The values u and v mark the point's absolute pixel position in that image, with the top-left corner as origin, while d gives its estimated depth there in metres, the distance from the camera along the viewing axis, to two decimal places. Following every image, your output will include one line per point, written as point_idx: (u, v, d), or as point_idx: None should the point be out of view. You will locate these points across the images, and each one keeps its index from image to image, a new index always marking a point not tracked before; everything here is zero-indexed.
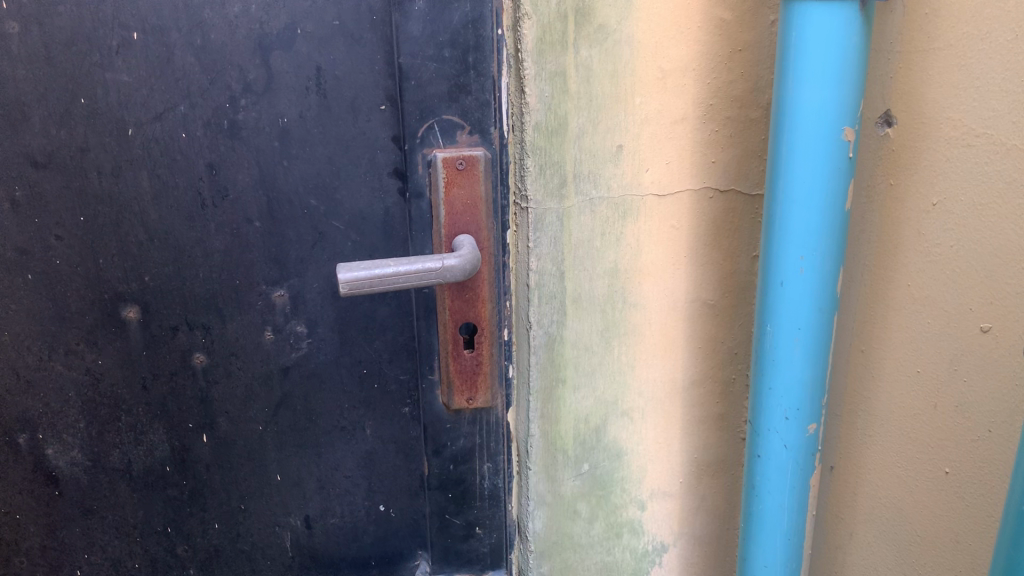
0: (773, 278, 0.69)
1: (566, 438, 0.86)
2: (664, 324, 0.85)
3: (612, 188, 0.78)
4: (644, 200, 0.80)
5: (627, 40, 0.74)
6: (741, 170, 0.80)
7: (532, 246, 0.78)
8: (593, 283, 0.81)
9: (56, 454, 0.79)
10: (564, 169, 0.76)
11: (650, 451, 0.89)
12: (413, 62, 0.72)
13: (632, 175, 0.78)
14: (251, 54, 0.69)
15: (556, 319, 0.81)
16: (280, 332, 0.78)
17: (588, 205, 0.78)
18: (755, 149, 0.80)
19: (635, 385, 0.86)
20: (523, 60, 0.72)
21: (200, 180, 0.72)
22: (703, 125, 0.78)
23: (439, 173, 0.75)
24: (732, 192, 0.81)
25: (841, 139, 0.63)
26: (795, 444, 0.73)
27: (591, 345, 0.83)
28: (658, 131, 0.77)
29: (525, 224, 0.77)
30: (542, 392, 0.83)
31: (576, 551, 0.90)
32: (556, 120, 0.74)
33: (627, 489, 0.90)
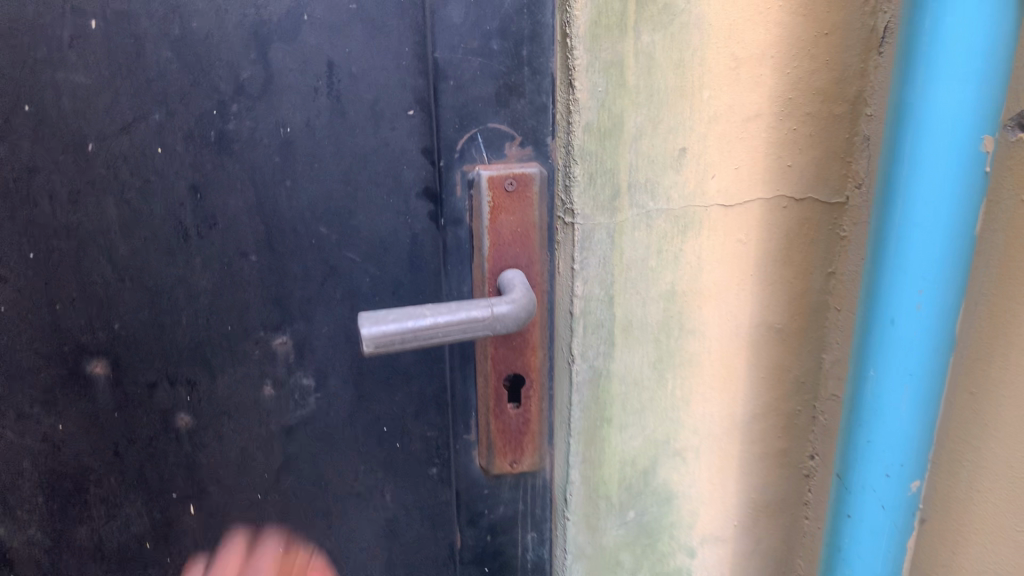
0: (885, 312, 0.63)
1: (610, 484, 0.74)
2: (723, 352, 0.74)
3: (673, 199, 0.67)
4: (708, 211, 0.68)
5: (697, 23, 0.62)
6: (820, 174, 0.69)
7: (578, 268, 0.65)
8: (647, 308, 0.69)
9: (35, 519, 0.76)
10: (618, 179, 0.64)
11: (704, 492, 0.79)
12: (450, 57, 0.59)
13: (696, 183, 0.67)
14: (245, 47, 0.58)
15: (603, 350, 0.69)
16: (282, 387, 0.68)
17: (644, 219, 0.66)
18: (837, 150, 0.68)
19: (689, 423, 0.76)
20: (573, 47, 0.59)
21: (182, 205, 0.62)
22: (780, 122, 0.67)
23: (483, 195, 0.62)
24: (808, 201, 0.70)
25: (977, 151, 0.57)
26: (894, 504, 0.67)
27: (642, 379, 0.72)
28: (728, 130, 0.66)
29: (569, 241, 0.64)
30: (585, 433, 0.71)
31: None
32: (611, 119, 0.62)
33: (675, 535, 0.79)
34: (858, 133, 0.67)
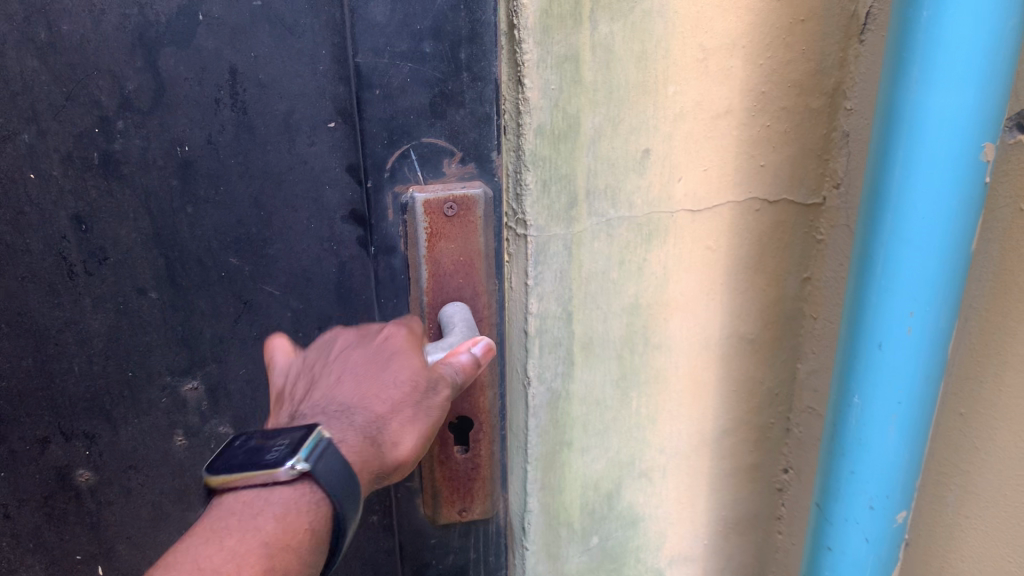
0: (871, 337, 0.59)
1: (571, 509, 0.69)
2: (693, 365, 0.71)
3: (636, 205, 0.61)
4: (674, 217, 0.64)
5: (662, 11, 0.56)
6: (796, 173, 0.66)
7: (532, 283, 0.59)
8: (609, 322, 0.64)
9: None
10: (575, 185, 0.58)
11: (672, 513, 0.76)
12: (371, 60, 0.55)
13: (661, 187, 0.62)
14: (132, 53, 0.54)
15: (562, 370, 0.63)
16: (197, 436, 0.66)
17: (604, 228, 0.61)
18: (814, 147, 0.65)
19: (656, 442, 0.72)
20: (522, 40, 0.53)
21: (66, 239, 0.58)
22: (754, 119, 0.63)
23: (419, 220, 0.59)
24: (783, 203, 0.67)
25: (978, 157, 0.53)
26: (878, 538, 0.65)
27: (605, 399, 0.67)
28: (694, 129, 0.61)
29: (522, 254, 0.59)
30: (543, 459, 0.66)
31: None
32: (565, 122, 0.56)
33: (642, 558, 0.76)
34: (836, 127, 0.64)
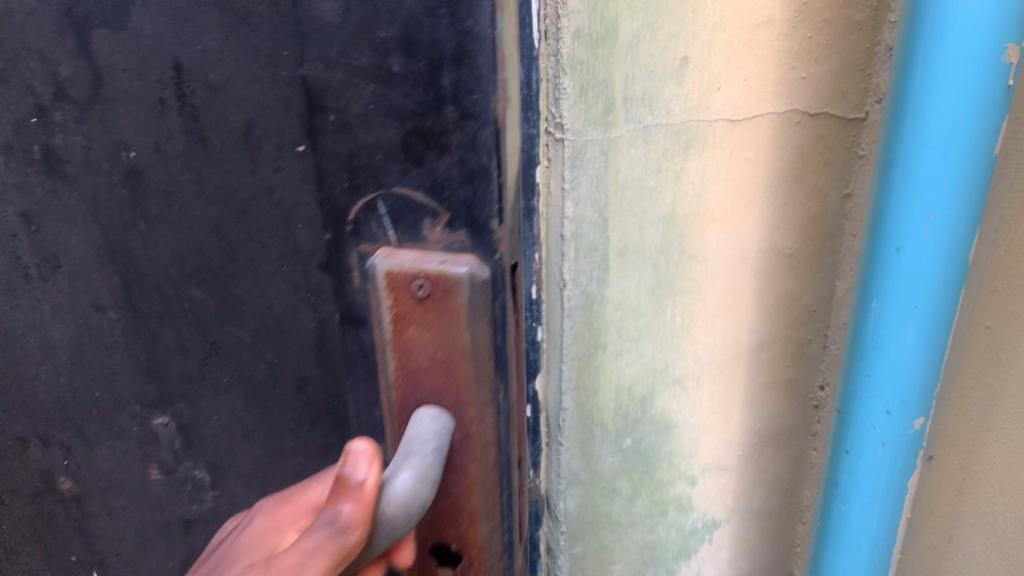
0: (889, 242, 0.62)
1: (605, 412, 0.70)
2: (726, 276, 0.69)
3: (673, 113, 0.60)
4: (713, 126, 0.62)
5: None
6: (837, 87, 0.64)
7: (568, 187, 0.58)
8: (644, 230, 0.63)
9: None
10: (612, 91, 0.57)
11: (704, 421, 0.75)
12: (322, 72, 0.39)
13: (699, 96, 0.60)
14: (64, 33, 0.47)
15: (597, 275, 0.63)
16: (172, 472, 0.60)
17: (640, 134, 0.59)
18: (857, 62, 0.63)
19: (690, 350, 0.71)
20: None
21: (19, 237, 0.57)
22: (794, 29, 0.60)
23: (383, 293, 0.43)
24: (823, 116, 0.64)
25: (1000, 59, 0.54)
26: (895, 442, 0.68)
27: (639, 305, 0.66)
28: (734, 38, 0.59)
29: (559, 159, 0.58)
30: (578, 359, 0.66)
31: (614, 530, 0.76)
32: (604, 25, 0.55)
33: (675, 462, 0.76)
34: (878, 42, 0.62)
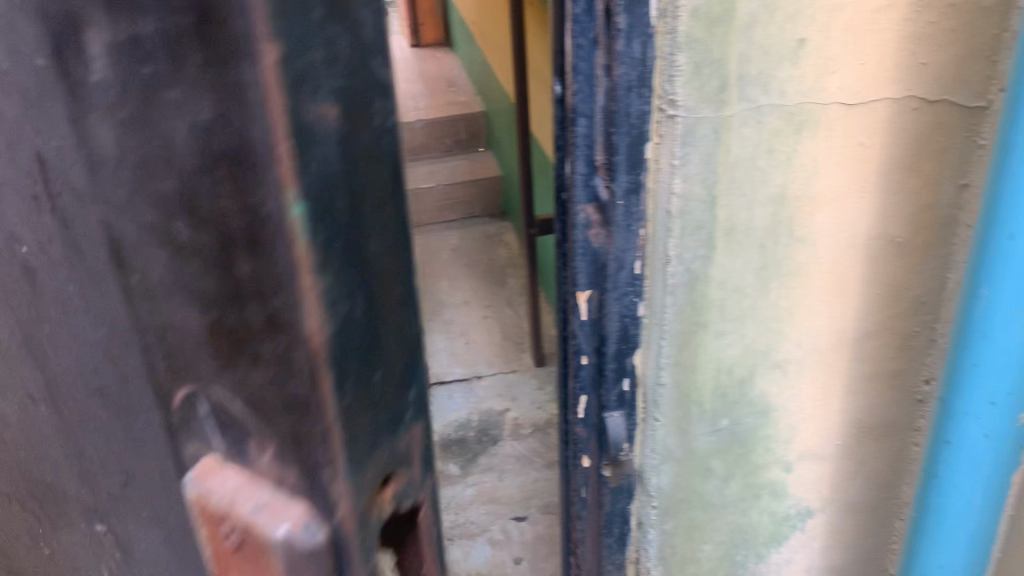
0: (1001, 220, 0.52)
1: (703, 391, 0.66)
2: (837, 261, 0.61)
3: (788, 94, 0.55)
4: (827, 109, 0.56)
5: None
6: (960, 74, 0.54)
7: (677, 163, 0.57)
8: (753, 211, 0.59)
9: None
10: (726, 70, 0.54)
11: (807, 407, 0.68)
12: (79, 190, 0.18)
13: (815, 79, 0.54)
14: None
15: (702, 254, 0.60)
16: None
17: (753, 115, 0.55)
18: (981, 48, 0.53)
19: (793, 333, 0.64)
20: None
21: None
22: (917, 14, 0.53)
23: (197, 518, 0.21)
24: (943, 104, 0.55)
25: None
26: (999, 435, 0.58)
27: (744, 287, 0.62)
28: (853, 20, 0.53)
29: (669, 137, 0.56)
30: (678, 336, 0.63)
31: (705, 510, 0.73)
32: (721, 4, 0.52)
33: (773, 448, 0.69)
34: (1009, 28, 0.52)
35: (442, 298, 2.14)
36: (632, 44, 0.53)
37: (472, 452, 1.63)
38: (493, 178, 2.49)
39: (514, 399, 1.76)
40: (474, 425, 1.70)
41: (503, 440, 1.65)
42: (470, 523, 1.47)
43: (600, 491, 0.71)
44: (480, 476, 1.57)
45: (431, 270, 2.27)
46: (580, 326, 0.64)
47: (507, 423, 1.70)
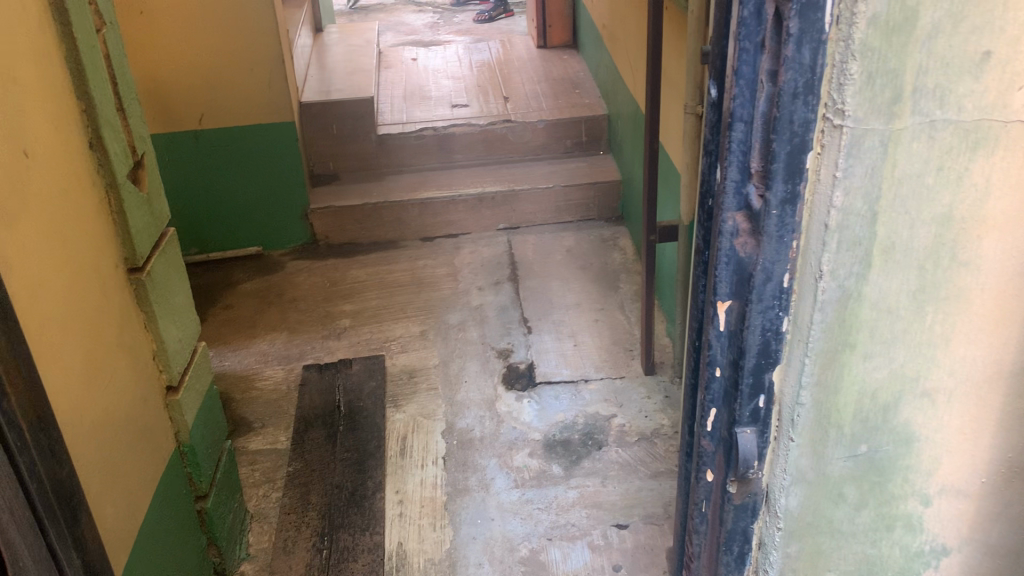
0: None
1: (844, 414, 0.64)
2: (1002, 293, 0.58)
3: (966, 110, 0.53)
4: (1008, 128, 0.53)
5: None
6: None
7: (840, 175, 0.55)
8: (915, 230, 0.57)
9: (65, 472, 0.82)
10: (902, 80, 0.52)
11: (953, 441, 0.64)
12: None
13: (998, 95, 0.53)
14: None
15: (857, 271, 0.58)
16: None
17: (927, 129, 0.54)
18: None
19: (946, 362, 0.61)
20: None
21: None
22: None
23: None
24: None
25: None
26: None
27: (898, 309, 0.59)
28: None
29: (833, 147, 0.55)
30: (823, 356, 0.61)
31: (833, 537, 0.70)
32: (903, 13, 0.51)
33: (910, 479, 0.66)
34: None
35: (554, 299, 2.14)
36: (802, 51, 0.52)
37: (576, 455, 1.62)
38: (612, 182, 2.47)
39: (621, 405, 1.74)
40: (580, 428, 1.69)
41: (608, 446, 1.63)
42: (571, 525, 1.46)
43: (722, 507, 0.69)
44: (582, 480, 1.56)
45: (544, 270, 2.27)
46: (717, 337, 0.63)
47: (613, 428, 1.68)
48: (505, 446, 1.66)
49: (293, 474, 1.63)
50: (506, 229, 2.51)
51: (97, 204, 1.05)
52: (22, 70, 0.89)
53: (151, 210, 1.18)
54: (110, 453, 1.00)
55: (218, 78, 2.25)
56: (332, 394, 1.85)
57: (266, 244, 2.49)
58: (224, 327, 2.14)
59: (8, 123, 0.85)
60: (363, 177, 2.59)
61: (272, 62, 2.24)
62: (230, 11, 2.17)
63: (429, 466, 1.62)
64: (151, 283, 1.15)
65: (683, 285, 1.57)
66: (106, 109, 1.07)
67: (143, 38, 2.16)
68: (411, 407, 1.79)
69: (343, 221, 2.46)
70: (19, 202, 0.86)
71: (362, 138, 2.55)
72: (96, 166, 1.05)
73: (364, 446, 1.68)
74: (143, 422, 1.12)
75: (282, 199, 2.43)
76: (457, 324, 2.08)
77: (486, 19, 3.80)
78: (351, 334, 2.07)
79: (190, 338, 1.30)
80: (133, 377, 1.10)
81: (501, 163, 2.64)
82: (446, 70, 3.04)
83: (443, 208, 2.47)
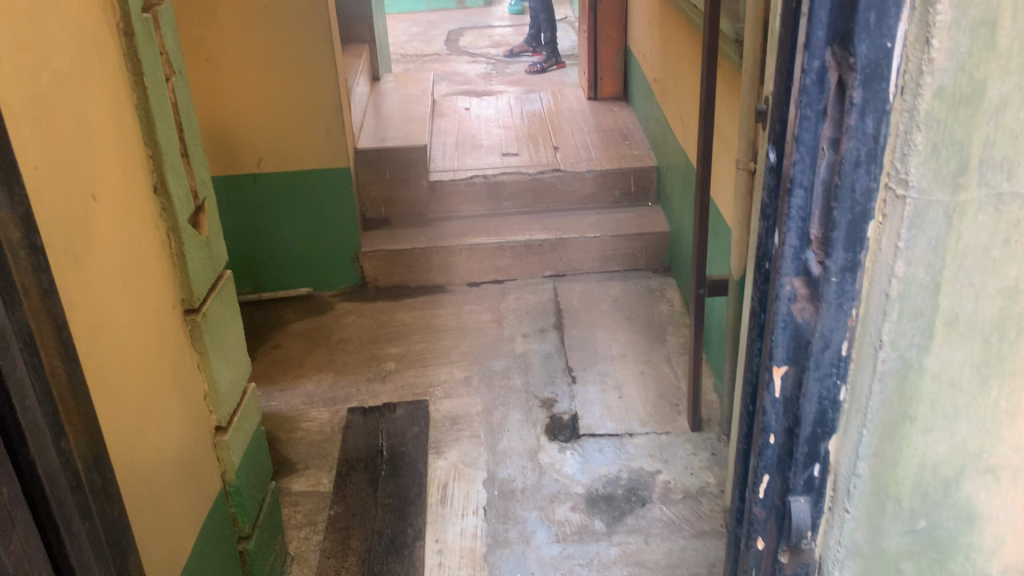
0: None
1: (903, 488, 0.62)
2: None
3: None
4: None
5: None
6: None
7: (902, 246, 0.55)
8: (980, 302, 0.56)
9: (115, 512, 0.83)
10: (968, 152, 0.52)
11: (1018, 519, 0.63)
12: None
13: None
14: None
15: (918, 342, 0.57)
16: None
17: (993, 201, 0.53)
18: None
19: (1012, 438, 0.60)
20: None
21: None
22: None
23: None
24: None
25: None
26: None
27: (961, 382, 0.58)
28: None
29: (896, 217, 0.54)
30: (881, 428, 0.60)
31: None
32: (970, 85, 0.51)
33: (971, 558, 0.65)
34: None
35: (600, 349, 2.13)
36: (865, 120, 0.52)
37: (620, 511, 1.60)
38: (661, 234, 2.47)
39: (666, 461, 1.72)
40: (624, 482, 1.67)
41: (652, 503, 1.61)
42: None
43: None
44: (625, 536, 1.53)
45: (590, 320, 2.27)
46: (772, 403, 0.61)
47: (658, 485, 1.65)
48: (547, 498, 1.64)
49: (334, 518, 1.63)
50: (553, 277, 2.52)
51: (158, 246, 1.07)
52: (94, 117, 0.92)
53: (209, 252, 1.21)
54: (159, 493, 1.02)
55: (277, 123, 2.30)
56: (375, 438, 1.85)
57: (316, 285, 2.52)
58: (272, 366, 2.16)
59: (79, 169, 0.88)
60: (413, 222, 2.63)
61: (328, 109, 2.29)
62: (291, 60, 2.24)
63: (470, 516, 1.61)
64: (206, 324, 1.18)
65: (733, 340, 1.55)
66: (173, 155, 1.10)
67: (208, 83, 2.24)
68: (453, 454, 1.79)
69: (392, 265, 2.49)
70: (85, 245, 0.88)
71: (413, 184, 2.59)
72: (160, 210, 1.08)
73: (405, 492, 1.68)
74: (191, 462, 1.13)
75: (334, 241, 2.46)
76: (502, 371, 2.07)
77: (537, 70, 3.85)
78: (396, 378, 2.08)
79: (241, 378, 1.32)
80: (185, 416, 1.12)
81: (549, 211, 2.65)
82: (497, 119, 3.08)
83: (491, 254, 2.49)
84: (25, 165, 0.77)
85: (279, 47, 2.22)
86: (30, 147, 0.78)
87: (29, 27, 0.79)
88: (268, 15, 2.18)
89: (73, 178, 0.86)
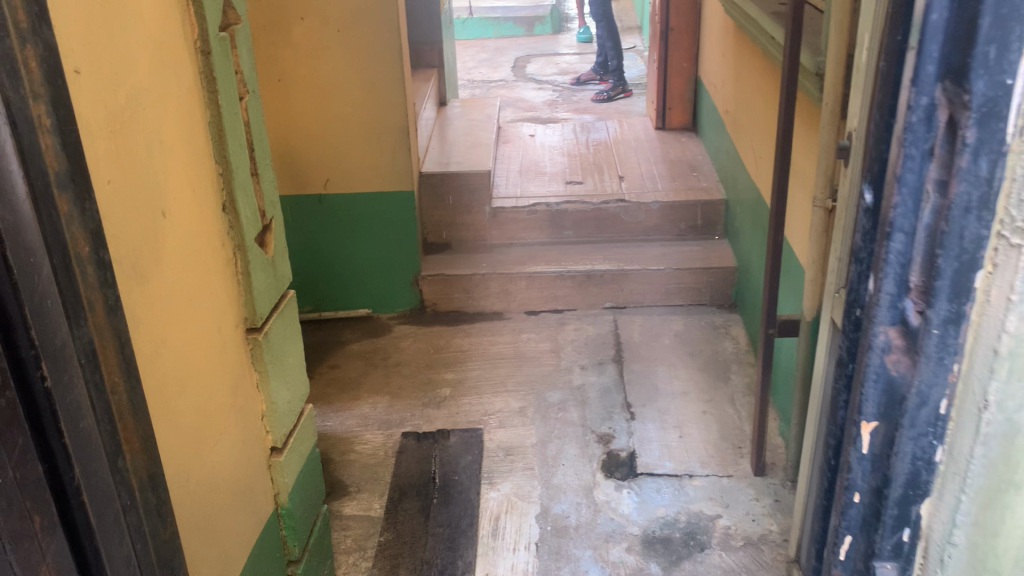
0: None
1: (1003, 559, 0.57)
2: None
3: None
4: None
5: None
6: None
7: (1016, 299, 0.50)
8: None
9: (168, 534, 0.81)
10: None
11: None
12: None
13: None
14: None
15: None
16: None
17: None
18: None
19: None
20: None
21: None
22: None
23: None
24: None
25: None
26: None
27: None
28: None
29: (1008, 267, 0.50)
30: (982, 494, 0.55)
31: None
32: None
33: None
34: None
35: (660, 385, 2.08)
36: (979, 161, 0.48)
37: (677, 555, 1.54)
38: (726, 269, 2.41)
39: (727, 505, 1.66)
40: (681, 526, 1.62)
41: (710, 549, 1.55)
42: None
43: None
44: None
45: (650, 354, 2.22)
46: (859, 459, 0.59)
47: (717, 530, 1.60)
48: (601, 537, 1.59)
49: (384, 545, 1.61)
50: (613, 309, 2.48)
51: (224, 264, 1.07)
52: (168, 133, 0.92)
53: (274, 272, 1.20)
54: (212, 512, 1.01)
55: (345, 143, 2.32)
56: (428, 465, 1.83)
57: (376, 307, 2.52)
58: (329, 386, 2.16)
59: (151, 185, 0.88)
60: (475, 247, 2.62)
61: (396, 130, 2.30)
62: (361, 82, 2.25)
63: (521, 551, 1.57)
64: (267, 343, 1.17)
65: (803, 383, 1.50)
66: (242, 173, 1.10)
67: (279, 102, 2.27)
68: (506, 486, 1.76)
69: (451, 290, 2.48)
70: (153, 261, 0.88)
71: (476, 209, 2.58)
72: (226, 228, 1.08)
73: (456, 522, 1.65)
74: (246, 482, 1.12)
75: (395, 264, 2.46)
76: (558, 403, 2.03)
77: (604, 99, 3.83)
78: (452, 404, 2.06)
79: (299, 399, 1.31)
80: (242, 435, 1.11)
81: (612, 242, 2.61)
82: (563, 147, 3.06)
83: (551, 283, 2.46)
84: (98, 179, 0.77)
85: (349, 69, 2.24)
86: (104, 161, 0.78)
87: (110, 40, 0.79)
88: (341, 37, 2.20)
89: (144, 194, 0.86)
